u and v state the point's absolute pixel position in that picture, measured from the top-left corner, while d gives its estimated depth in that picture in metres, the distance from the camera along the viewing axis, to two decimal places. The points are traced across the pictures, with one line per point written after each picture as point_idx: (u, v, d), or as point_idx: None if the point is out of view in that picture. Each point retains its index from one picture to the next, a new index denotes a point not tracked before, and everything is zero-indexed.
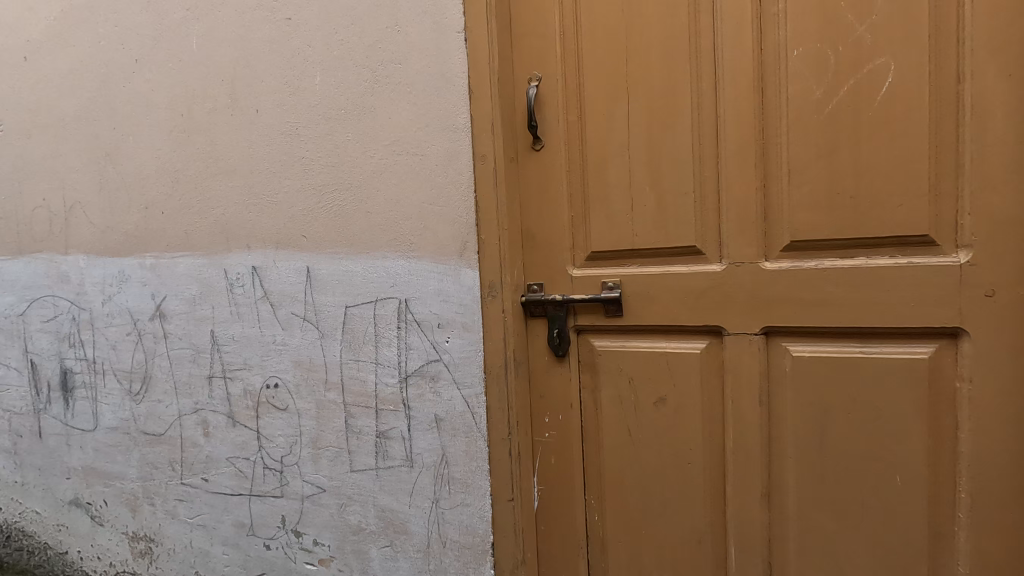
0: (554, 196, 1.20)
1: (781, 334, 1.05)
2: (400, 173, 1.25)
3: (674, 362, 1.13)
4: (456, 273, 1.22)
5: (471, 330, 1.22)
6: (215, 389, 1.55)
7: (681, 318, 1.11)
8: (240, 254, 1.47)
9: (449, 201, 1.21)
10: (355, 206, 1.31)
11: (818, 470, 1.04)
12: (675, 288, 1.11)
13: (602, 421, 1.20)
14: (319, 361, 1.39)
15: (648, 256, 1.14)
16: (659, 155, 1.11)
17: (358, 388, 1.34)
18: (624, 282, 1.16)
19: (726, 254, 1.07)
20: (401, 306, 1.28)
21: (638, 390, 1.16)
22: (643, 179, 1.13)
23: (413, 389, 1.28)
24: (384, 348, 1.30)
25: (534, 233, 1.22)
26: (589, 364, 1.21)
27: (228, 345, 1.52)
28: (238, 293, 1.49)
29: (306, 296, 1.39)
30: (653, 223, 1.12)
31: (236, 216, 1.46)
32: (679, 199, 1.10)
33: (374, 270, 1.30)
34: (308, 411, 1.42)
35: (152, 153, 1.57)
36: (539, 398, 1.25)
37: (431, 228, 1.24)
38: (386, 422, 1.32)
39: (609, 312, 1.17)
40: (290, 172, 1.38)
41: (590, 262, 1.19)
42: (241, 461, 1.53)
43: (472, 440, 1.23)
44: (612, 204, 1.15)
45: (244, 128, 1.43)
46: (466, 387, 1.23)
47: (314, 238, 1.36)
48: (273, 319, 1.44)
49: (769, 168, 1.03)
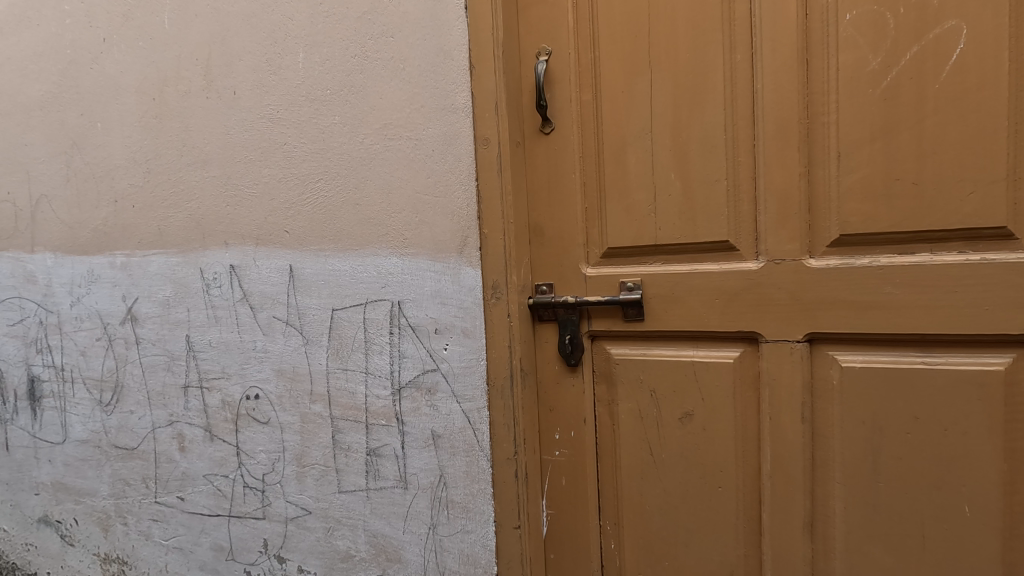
0: (566, 186, 1.07)
1: (827, 342, 0.92)
2: (392, 160, 1.12)
3: (703, 373, 0.99)
4: (455, 273, 1.09)
5: (472, 336, 1.08)
6: (191, 400, 1.41)
7: (711, 323, 0.98)
8: (217, 252, 1.33)
9: (447, 191, 1.08)
10: (342, 197, 1.17)
11: (870, 498, 0.91)
12: (704, 289, 0.98)
13: (620, 439, 1.07)
14: (303, 370, 1.26)
15: (673, 253, 1.01)
16: (686, 137, 0.98)
17: (347, 401, 1.21)
18: (645, 282, 1.02)
19: (763, 250, 0.94)
20: (394, 309, 1.14)
21: (661, 404, 1.03)
22: (668, 165, 0.99)
23: (407, 401, 1.14)
24: (375, 356, 1.17)
25: (543, 227, 1.09)
26: (605, 374, 1.07)
27: (205, 351, 1.38)
28: (215, 295, 1.35)
29: (289, 298, 1.25)
30: (680, 215, 0.99)
31: (212, 210, 1.33)
32: (710, 187, 0.97)
33: (363, 268, 1.16)
34: (291, 425, 1.28)
35: (122, 141, 1.44)
36: (549, 412, 1.11)
37: (427, 222, 1.10)
38: (378, 438, 1.18)
39: (628, 317, 1.04)
40: (271, 161, 1.24)
41: (606, 260, 1.06)
42: (219, 479, 1.40)
43: (473, 460, 1.10)
44: (632, 194, 1.02)
45: (221, 112, 1.29)
46: (467, 400, 1.09)
47: (297, 234, 1.23)
48: (254, 323, 1.31)
49: (815, 151, 0.90)
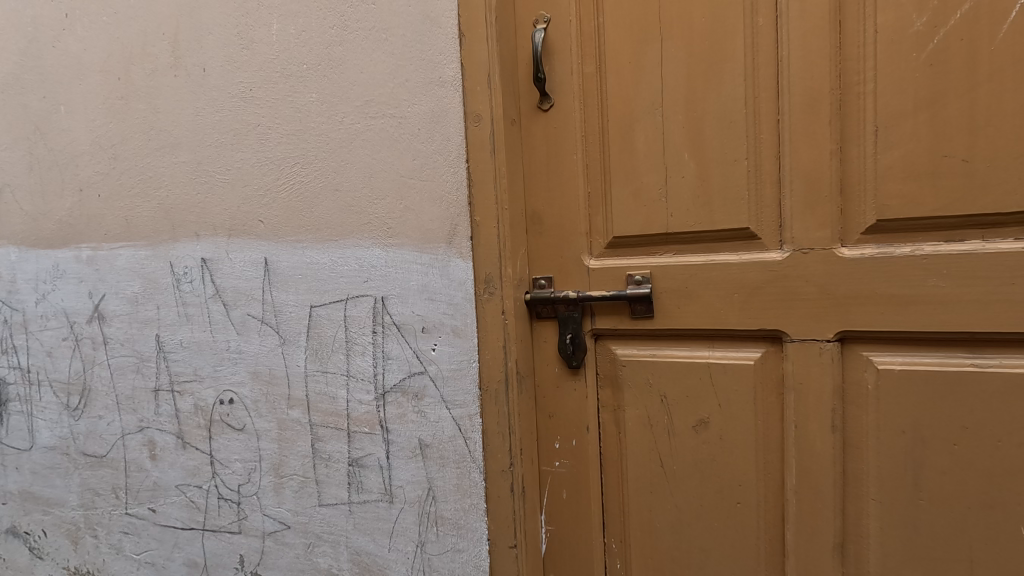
0: (567, 168, 0.96)
1: (862, 342, 0.82)
2: (375, 141, 1.01)
3: (719, 377, 0.89)
4: (444, 265, 0.98)
5: (463, 335, 0.98)
6: (162, 405, 1.31)
7: (729, 321, 0.88)
8: (188, 244, 1.23)
9: (435, 174, 0.97)
10: (320, 183, 1.07)
11: (909, 517, 0.81)
12: (721, 282, 0.88)
13: (627, 449, 0.97)
14: (280, 373, 1.15)
15: (687, 242, 0.90)
16: (701, 112, 0.87)
17: (327, 407, 1.10)
18: (655, 274, 0.92)
19: (788, 239, 0.84)
20: (377, 306, 1.04)
21: (672, 410, 0.93)
22: (681, 144, 0.89)
23: (392, 407, 1.04)
24: (357, 358, 1.06)
25: (541, 215, 0.98)
26: (610, 377, 0.97)
27: (176, 352, 1.28)
28: (186, 291, 1.25)
29: (265, 294, 1.15)
30: (694, 200, 0.89)
31: (182, 198, 1.22)
32: (728, 168, 0.86)
33: (344, 261, 1.06)
34: (268, 432, 1.18)
35: (87, 125, 1.32)
36: (548, 419, 1.01)
37: (412, 209, 0.99)
38: (361, 447, 1.08)
39: (636, 314, 0.93)
40: (244, 144, 1.14)
41: (612, 251, 0.95)
42: (193, 490, 1.29)
43: (465, 472, 1.00)
44: (640, 177, 0.92)
45: (190, 91, 1.18)
46: (457, 406, 0.99)
47: (272, 224, 1.12)
48: (227, 321, 1.20)
49: (849, 125, 0.80)
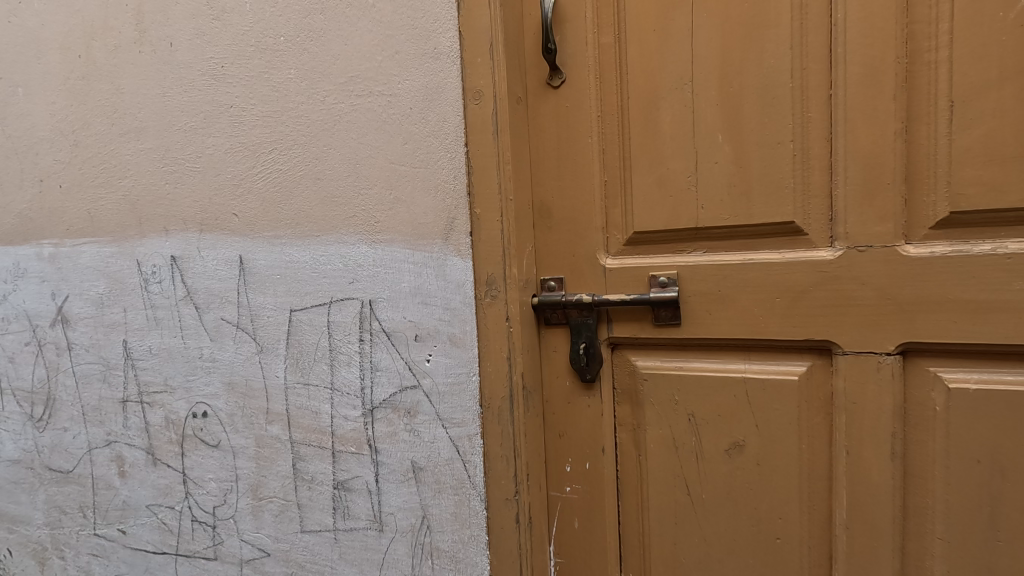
0: (580, 154, 0.84)
1: (927, 355, 0.70)
2: (360, 124, 0.89)
3: (756, 394, 0.77)
4: (440, 264, 0.86)
5: (461, 344, 0.86)
6: (131, 417, 1.19)
7: (769, 329, 0.76)
8: (156, 240, 1.10)
9: (429, 160, 0.85)
10: (300, 172, 0.94)
11: (982, 560, 0.69)
12: (761, 285, 0.76)
13: (647, 474, 0.85)
14: (257, 384, 1.03)
15: (719, 238, 0.78)
16: (738, 87, 0.75)
17: (309, 423, 0.99)
18: (683, 275, 0.80)
19: (842, 234, 0.72)
20: (364, 310, 0.92)
21: (701, 431, 0.81)
22: (713, 125, 0.77)
23: (382, 425, 0.92)
24: (342, 369, 0.94)
25: (551, 207, 0.86)
26: (629, 392, 0.85)
27: (145, 360, 1.15)
28: (155, 292, 1.12)
29: (239, 296, 1.03)
30: (728, 190, 0.77)
31: (149, 189, 1.09)
32: (770, 152, 0.74)
33: (327, 260, 0.94)
34: (245, 450, 1.06)
35: (43, 108, 1.18)
36: (557, 439, 0.89)
37: (403, 200, 0.87)
38: (347, 468, 0.96)
39: (661, 320, 0.81)
40: (216, 128, 1.01)
41: (632, 248, 0.83)
42: (164, 511, 1.18)
43: (463, 500, 0.88)
44: (665, 164, 0.80)
45: (157, 70, 1.06)
46: (455, 425, 0.87)
47: (248, 217, 1.00)
48: (199, 327, 1.08)
49: (916, 100, 0.67)
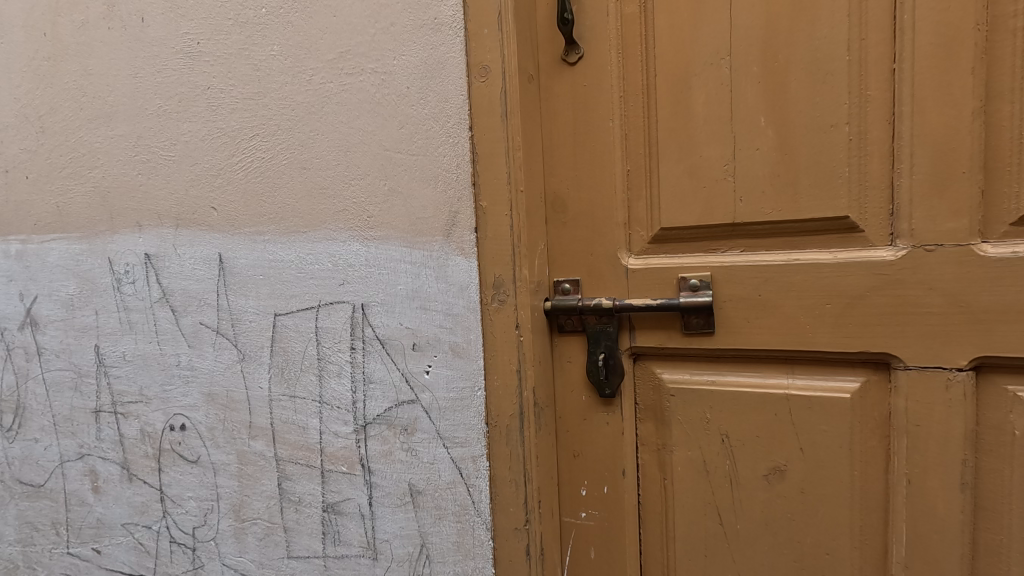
0: (599, 141, 0.74)
1: (1004, 372, 0.60)
2: (351, 106, 0.79)
3: (801, 413, 0.68)
4: (440, 264, 0.76)
5: (464, 355, 0.77)
6: (105, 429, 1.09)
7: (817, 340, 0.66)
8: (129, 236, 1.00)
9: (428, 147, 0.75)
10: (284, 160, 0.84)
11: None
12: (808, 289, 0.66)
13: (673, 500, 0.76)
14: (239, 396, 0.94)
15: (760, 236, 0.69)
16: (784, 62, 0.65)
17: (295, 439, 0.89)
18: (716, 278, 0.70)
19: (906, 232, 0.62)
20: (356, 315, 0.82)
21: (736, 454, 0.72)
22: (754, 106, 0.67)
23: (376, 443, 0.83)
24: (332, 381, 0.85)
25: (566, 200, 0.77)
26: (653, 408, 0.76)
27: (119, 367, 1.06)
28: (128, 294, 1.02)
29: (219, 298, 0.93)
30: (771, 181, 0.67)
31: (121, 180, 0.99)
32: (821, 136, 0.64)
33: (314, 259, 0.84)
34: (226, 467, 0.96)
35: (6, 90, 1.06)
36: (572, 459, 0.80)
37: (399, 192, 0.77)
38: (337, 490, 0.87)
39: (691, 329, 0.72)
40: (191, 111, 0.91)
41: (657, 247, 0.74)
42: (141, 530, 1.08)
43: (466, 528, 0.79)
44: (698, 151, 0.70)
45: (128, 49, 0.96)
46: (457, 445, 0.78)
47: (227, 212, 0.90)
48: (176, 332, 0.98)
49: (998, 75, 0.58)
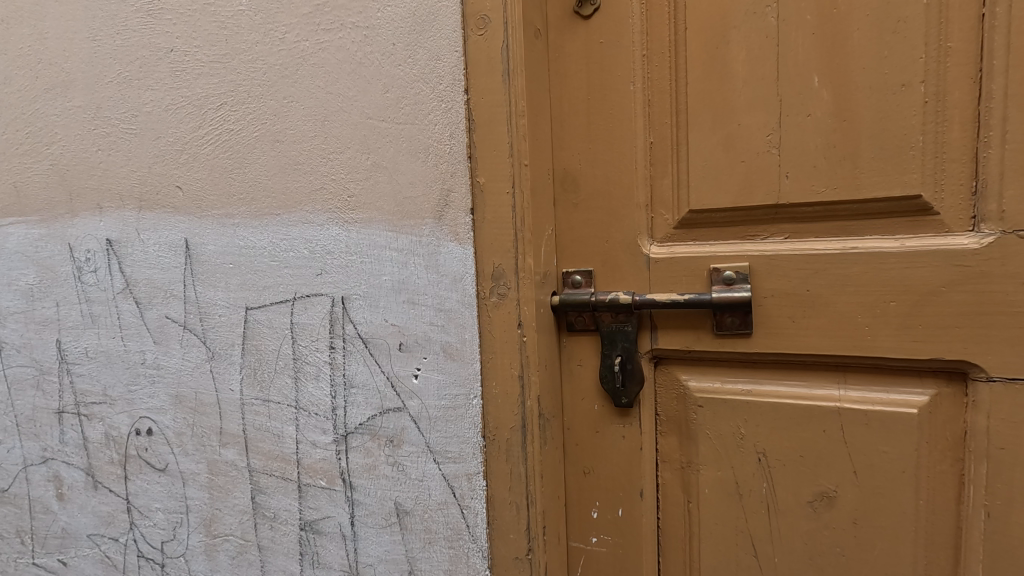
0: (617, 108, 0.63)
1: None
2: (329, 67, 0.68)
3: (855, 430, 0.57)
4: (431, 252, 0.66)
5: (458, 357, 0.66)
6: (68, 431, 0.97)
7: (878, 344, 0.55)
8: (89, 220, 0.89)
9: (416, 114, 0.65)
10: (254, 132, 0.74)
11: None
12: (868, 283, 0.55)
13: (699, 527, 0.65)
14: (208, 399, 0.84)
15: (809, 220, 0.58)
16: (844, 8, 0.54)
17: (270, 448, 0.79)
18: (756, 269, 0.59)
19: (992, 215, 0.51)
20: (335, 310, 0.72)
21: (775, 477, 0.61)
22: (806, 63, 0.56)
23: (359, 456, 0.73)
24: (309, 384, 0.75)
25: (577, 177, 0.66)
26: (677, 421, 0.65)
27: (82, 364, 0.95)
28: (90, 284, 0.91)
29: (186, 289, 0.83)
30: (825, 153, 0.56)
31: (80, 157, 0.88)
32: (888, 98, 0.53)
33: (288, 244, 0.74)
34: (196, 477, 0.87)
35: None
36: (582, 477, 0.69)
37: (384, 167, 0.67)
38: (315, 507, 0.77)
39: (724, 329, 0.61)
40: (154, 78, 0.80)
41: (685, 232, 0.63)
42: (108, 543, 0.97)
43: (460, 555, 0.69)
44: (736, 118, 0.59)
45: (85, 8, 0.85)
46: (450, 460, 0.68)
47: (193, 191, 0.80)
48: (141, 326, 0.88)
49: None
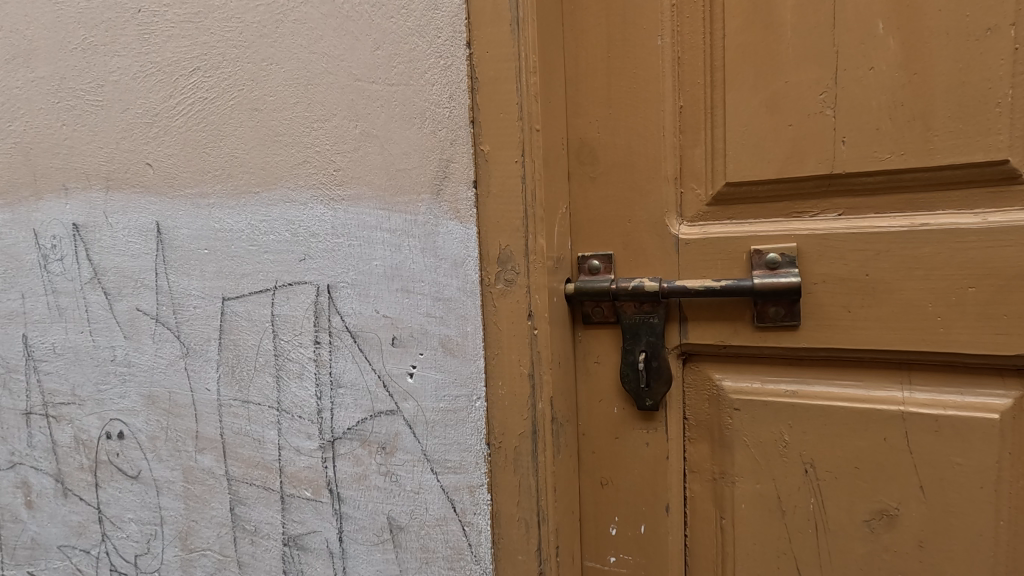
0: (641, 67, 0.55)
1: None
2: (313, 23, 0.60)
3: (924, 439, 0.49)
4: (428, 232, 0.58)
5: (459, 353, 0.58)
6: (36, 434, 0.86)
7: (953, 338, 0.47)
8: (54, 202, 0.80)
9: (411, 73, 0.56)
10: (229, 100, 0.66)
11: None
12: (941, 266, 0.47)
13: (733, 548, 0.57)
14: (183, 399, 0.75)
15: (868, 192, 0.50)
16: None
17: (249, 455, 0.71)
18: (805, 251, 0.51)
19: None
20: (320, 300, 0.64)
21: (825, 492, 0.53)
22: (869, 6, 0.47)
23: (348, 464, 0.65)
24: (291, 384, 0.67)
25: (595, 146, 0.57)
26: (709, 426, 0.57)
27: (50, 362, 0.84)
28: (56, 274, 0.81)
29: (158, 277, 0.74)
30: (890, 113, 0.48)
31: (43, 133, 0.78)
32: (969, 45, 0.45)
33: (268, 227, 0.65)
34: (170, 486, 0.78)
35: None
36: (598, 489, 0.61)
37: (374, 135, 0.58)
38: (300, 520, 0.69)
39: (766, 320, 0.53)
40: (122, 43, 0.72)
41: (720, 210, 0.55)
42: (80, 555, 0.86)
43: None
44: (782, 74, 0.50)
45: None
46: (449, 471, 0.60)
47: (165, 168, 0.71)
48: (110, 319, 0.79)
49: None
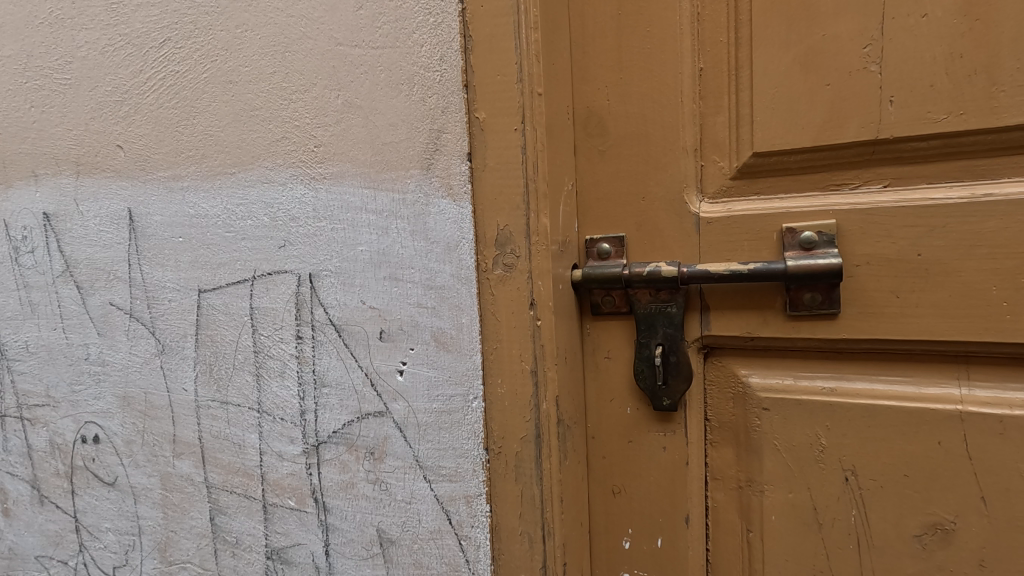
0: (656, 24, 0.49)
1: None
2: None
3: (986, 442, 0.43)
4: (418, 213, 0.52)
5: (453, 348, 0.52)
6: (10, 438, 0.80)
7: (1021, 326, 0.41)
8: (23, 190, 0.73)
9: (398, 34, 0.50)
10: (202, 72, 0.60)
11: None
12: (1007, 243, 0.41)
13: (762, 565, 0.51)
14: (159, 401, 0.70)
15: (920, 160, 0.43)
16: None
17: (229, 460, 0.66)
18: (846, 228, 0.45)
19: None
20: (302, 290, 0.58)
21: (869, 502, 0.46)
22: None
23: (334, 471, 0.59)
24: (272, 383, 0.61)
25: (605, 115, 0.51)
26: (734, 428, 0.51)
27: (23, 361, 0.78)
28: (27, 267, 0.75)
29: (131, 269, 0.69)
30: (946, 66, 0.41)
31: (8, 114, 0.72)
32: None
33: (245, 211, 0.60)
34: (148, 493, 0.73)
35: None
36: (609, 498, 0.55)
37: (358, 105, 0.53)
38: (284, 532, 0.63)
39: (800, 309, 0.46)
40: (89, 13, 0.66)
41: (747, 184, 0.48)
42: (58, 567, 0.80)
43: None
44: (818, 25, 0.44)
45: None
46: (443, 479, 0.54)
47: (137, 150, 0.66)
48: (83, 315, 0.73)
49: None
